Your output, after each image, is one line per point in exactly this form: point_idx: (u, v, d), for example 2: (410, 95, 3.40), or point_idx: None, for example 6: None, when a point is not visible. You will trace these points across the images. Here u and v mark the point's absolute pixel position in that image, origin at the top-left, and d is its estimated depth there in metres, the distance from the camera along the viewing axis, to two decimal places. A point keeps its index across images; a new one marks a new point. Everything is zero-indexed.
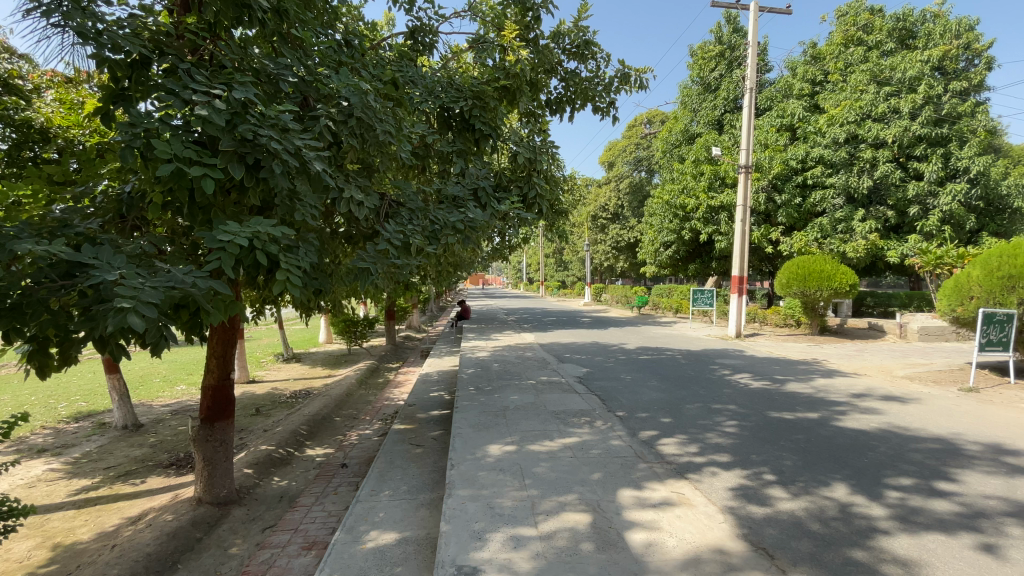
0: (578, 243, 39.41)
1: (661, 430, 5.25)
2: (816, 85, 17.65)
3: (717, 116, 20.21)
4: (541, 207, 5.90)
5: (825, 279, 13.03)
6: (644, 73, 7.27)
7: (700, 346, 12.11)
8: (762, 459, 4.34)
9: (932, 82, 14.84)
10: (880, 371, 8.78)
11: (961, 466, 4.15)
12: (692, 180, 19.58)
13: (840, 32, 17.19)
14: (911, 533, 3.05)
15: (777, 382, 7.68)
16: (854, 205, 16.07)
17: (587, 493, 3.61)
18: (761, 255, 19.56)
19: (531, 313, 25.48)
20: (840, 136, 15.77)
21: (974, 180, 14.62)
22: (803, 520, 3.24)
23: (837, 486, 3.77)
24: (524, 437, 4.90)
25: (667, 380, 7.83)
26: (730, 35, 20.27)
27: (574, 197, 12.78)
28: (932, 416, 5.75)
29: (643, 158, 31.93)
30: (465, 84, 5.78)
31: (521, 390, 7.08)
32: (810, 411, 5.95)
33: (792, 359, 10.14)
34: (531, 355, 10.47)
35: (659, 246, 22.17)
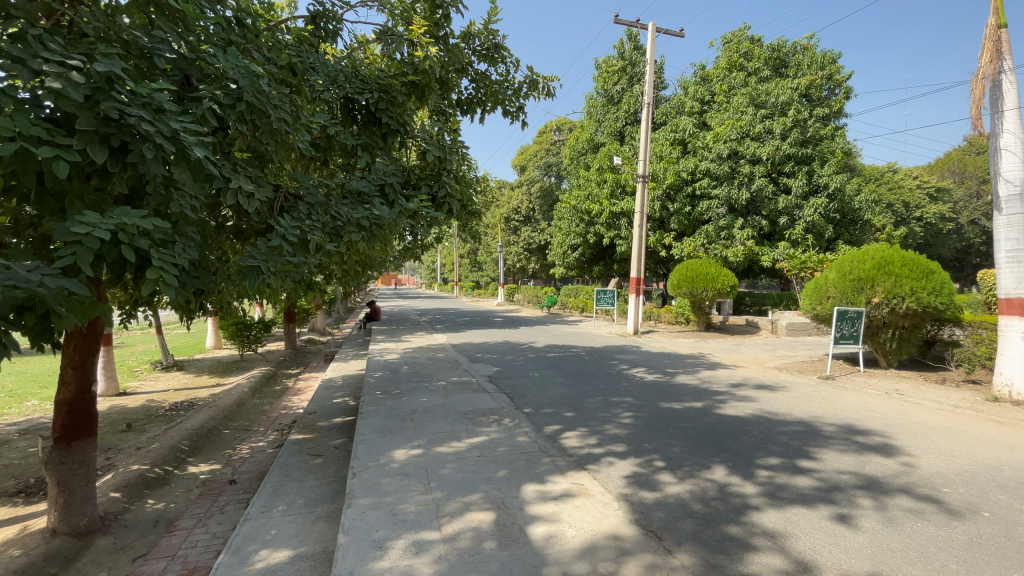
0: (491, 244, 39.83)
1: (565, 424, 5.44)
2: (705, 104, 19.38)
3: (618, 127, 21.48)
4: (451, 206, 5.84)
5: (710, 281, 14.35)
6: (551, 81, 7.51)
7: (602, 343, 12.76)
8: (654, 447, 4.66)
9: (799, 108, 16.89)
10: (755, 363, 9.85)
11: (819, 446, 4.76)
12: (596, 187, 20.61)
13: (725, 57, 18.95)
14: (778, 507, 3.44)
15: (669, 375, 8.31)
16: (736, 215, 17.88)
17: (492, 491, 3.63)
18: (657, 258, 21.08)
19: (442, 313, 25.32)
20: (723, 152, 17.51)
21: (831, 196, 16.90)
22: (687, 502, 3.52)
23: (717, 468, 4.15)
24: (431, 440, 4.83)
25: (572, 376, 8.17)
26: (631, 51, 21.53)
27: (487, 198, 12.87)
28: (796, 402, 6.56)
29: (553, 163, 33.01)
30: (371, 76, 5.59)
31: (430, 392, 6.97)
32: (696, 401, 6.52)
33: (682, 354, 11.05)
34: (442, 356, 10.38)
35: (567, 248, 23.10)
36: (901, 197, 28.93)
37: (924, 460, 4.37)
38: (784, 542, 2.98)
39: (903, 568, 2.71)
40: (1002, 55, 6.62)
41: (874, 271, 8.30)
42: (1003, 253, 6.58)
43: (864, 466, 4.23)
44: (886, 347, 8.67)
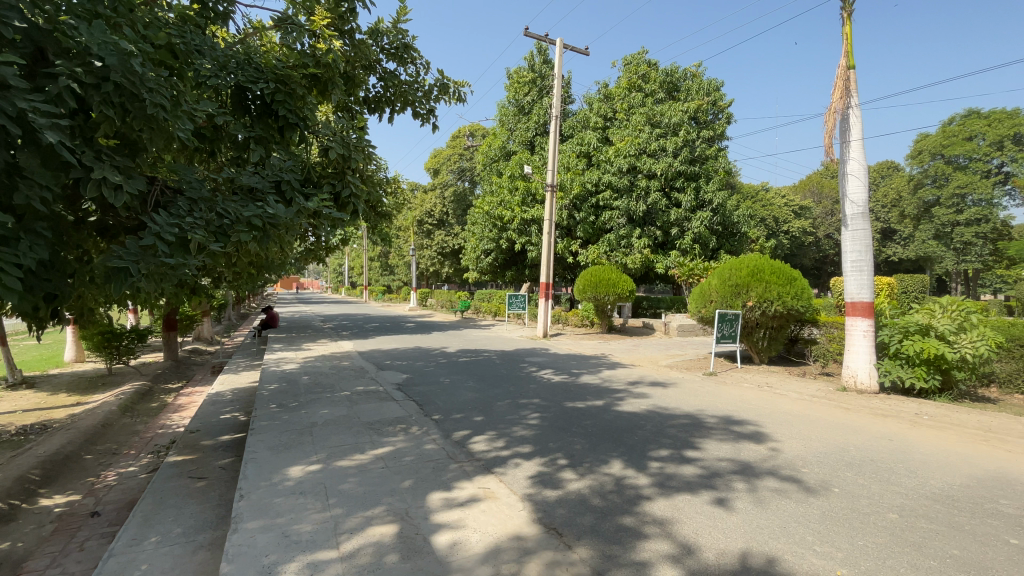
0: (403, 247, 38.97)
1: (473, 429, 5.44)
2: (607, 120, 20.61)
3: (529, 137, 22.10)
4: (356, 207, 5.60)
5: (612, 286, 15.22)
6: (462, 87, 7.54)
7: (512, 346, 13.01)
8: (557, 446, 4.82)
9: (689, 129, 18.46)
10: (651, 362, 10.61)
11: (703, 436, 5.24)
12: (507, 194, 21.00)
13: (625, 78, 20.28)
14: (667, 496, 3.71)
15: (574, 376, 8.66)
16: (634, 225, 19.19)
17: (396, 503, 3.53)
18: (565, 264, 22.00)
19: (349, 319, 24.25)
20: (623, 166, 18.73)
21: (714, 210, 18.72)
22: (587, 497, 3.68)
23: (614, 462, 4.40)
24: (332, 454, 4.59)
25: (481, 380, 8.20)
26: (540, 65, 22.30)
27: (398, 199, 12.59)
28: (685, 397, 7.15)
29: (466, 168, 33.09)
30: (267, 65, 5.21)
31: (332, 403, 6.61)
32: (598, 399, 6.86)
33: (586, 355, 11.60)
34: (347, 364, 9.94)
35: (479, 253, 23.28)
36: (773, 212, 32.82)
37: (788, 445, 4.98)
38: (671, 528, 3.23)
39: (769, 542, 3.06)
40: (850, 92, 7.78)
41: (749, 277, 9.31)
42: (849, 263, 7.68)
43: (740, 453, 4.72)
44: (759, 345, 9.77)
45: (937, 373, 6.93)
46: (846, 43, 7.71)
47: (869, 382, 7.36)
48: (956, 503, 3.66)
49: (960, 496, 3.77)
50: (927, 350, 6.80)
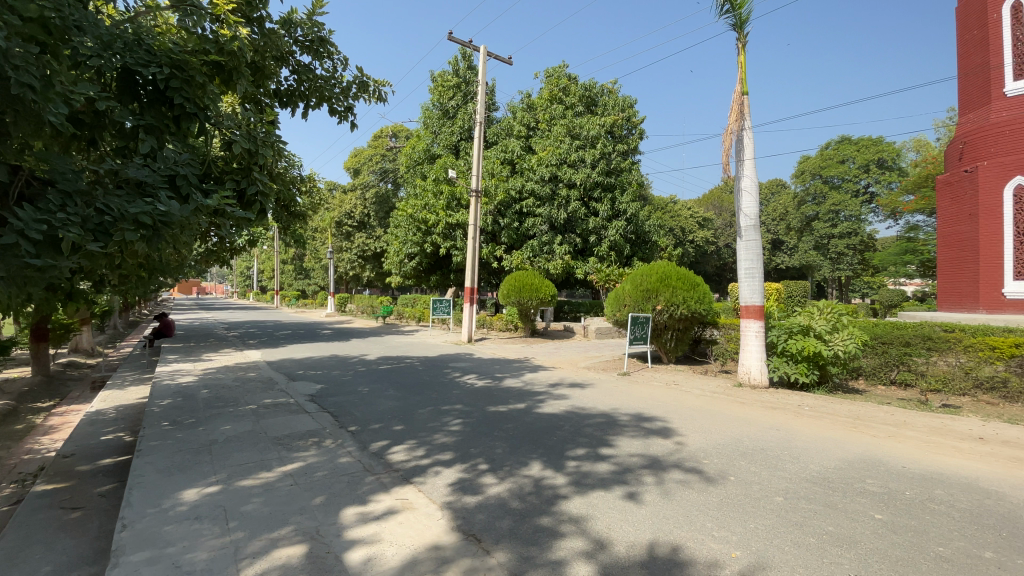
0: (321, 250, 37.11)
1: (392, 439, 5.28)
2: (530, 130, 21.11)
3: (453, 141, 22.02)
4: (264, 206, 5.24)
5: (535, 291, 15.55)
6: (383, 86, 7.36)
7: (436, 352, 12.82)
8: (479, 451, 4.82)
9: (605, 143, 19.37)
10: (570, 364, 10.97)
11: (617, 434, 5.49)
12: (431, 198, 20.77)
13: (547, 89, 20.88)
14: (582, 494, 3.85)
15: (497, 380, 8.71)
16: (556, 231, 19.78)
17: (306, 521, 3.34)
18: (489, 269, 22.15)
19: (258, 326, 22.58)
20: (545, 175, 19.25)
21: (629, 220, 19.79)
22: (506, 501, 3.71)
23: (533, 464, 4.48)
24: (234, 473, 4.25)
25: (401, 388, 8.00)
26: (464, 70, 22.31)
27: (314, 199, 12.01)
28: (603, 397, 7.46)
29: (388, 170, 32.21)
30: (160, 47, 4.71)
31: (235, 418, 6.11)
32: (519, 402, 6.95)
33: (509, 359, 11.72)
34: (255, 375, 9.25)
35: (403, 257, 22.78)
36: (681, 222, 35.26)
37: (692, 438, 5.37)
38: (586, 525, 3.35)
39: (673, 531, 3.27)
40: (744, 116, 8.60)
41: (658, 283, 9.95)
42: (743, 270, 8.46)
43: (649, 448, 5.01)
44: (667, 345, 10.42)
45: (815, 368, 7.84)
46: (740, 71, 8.51)
47: (760, 377, 8.15)
48: (831, 484, 4.15)
49: (834, 478, 4.28)
50: (806, 348, 7.72)
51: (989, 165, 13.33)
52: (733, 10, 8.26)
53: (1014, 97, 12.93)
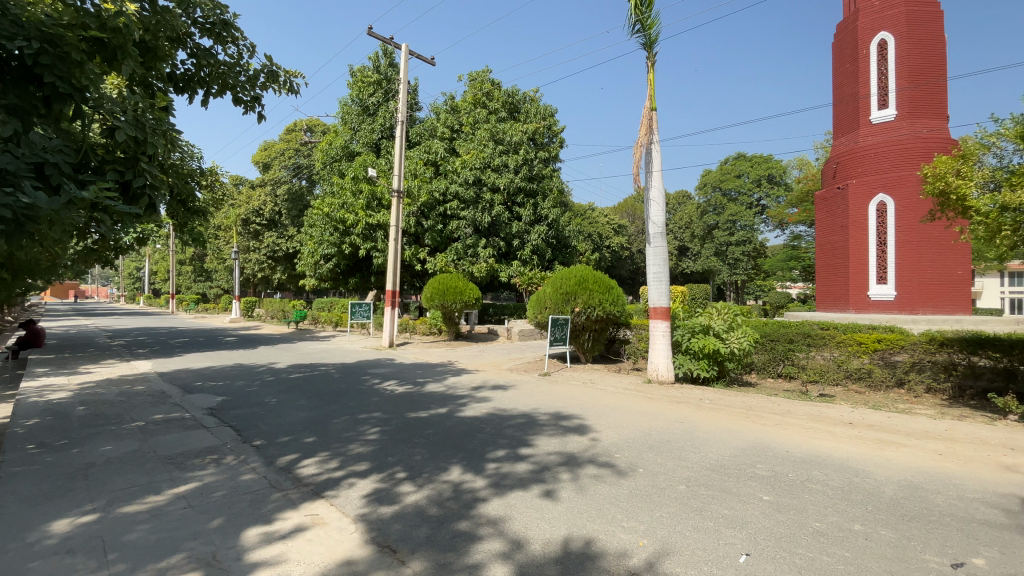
0: (225, 249, 34.29)
1: (303, 451, 4.99)
2: (453, 132, 21.02)
3: (374, 139, 21.33)
4: (153, 200, 4.73)
5: (458, 294, 15.46)
6: (296, 77, 6.96)
7: (354, 358, 12.31)
8: (396, 459, 4.69)
9: (528, 149, 19.79)
10: (493, 366, 11.02)
11: (536, 433, 5.61)
12: (350, 197, 19.98)
13: (471, 93, 20.92)
14: (501, 495, 3.88)
15: (419, 385, 8.55)
16: (480, 235, 19.84)
17: (201, 546, 3.07)
18: (412, 272, 21.72)
19: (149, 334, 20.35)
20: (469, 178, 19.25)
21: (550, 225, 20.36)
22: (423, 508, 3.65)
23: (453, 468, 4.45)
24: (116, 499, 3.79)
25: (315, 397, 7.58)
26: (386, 67, 21.76)
27: (218, 193, 11.09)
28: (524, 398, 7.57)
29: (302, 165, 30.48)
30: (29, 17, 4.08)
31: (119, 437, 5.45)
32: (440, 407, 6.87)
33: (432, 363, 11.55)
34: (145, 389, 8.31)
35: (319, 258, 21.68)
36: (599, 228, 36.83)
37: (605, 434, 5.63)
38: (503, 526, 3.38)
39: (587, 525, 3.40)
40: (653, 131, 9.18)
41: (576, 286, 10.32)
42: (652, 274, 9.01)
43: (566, 446, 5.17)
44: (585, 345, 10.83)
45: (715, 364, 8.55)
46: (649, 88, 9.09)
47: (667, 373, 8.72)
48: (727, 470, 4.53)
49: (730, 465, 4.68)
50: (707, 346, 8.41)
51: (857, 183, 15.32)
52: (644, 30, 8.80)
53: (877, 124, 14.98)
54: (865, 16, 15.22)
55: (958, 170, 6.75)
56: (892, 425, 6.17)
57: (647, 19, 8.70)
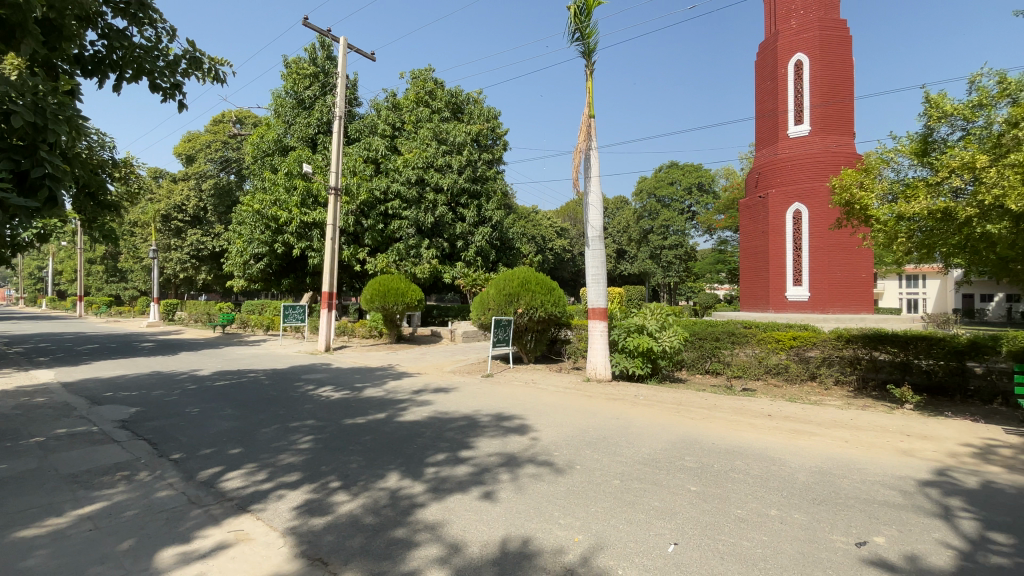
0: (142, 247, 31.65)
1: (228, 464, 4.69)
2: (395, 130, 20.59)
3: (310, 134, 20.45)
4: (55, 193, 4.25)
5: (400, 295, 15.13)
6: (223, 65, 6.56)
7: (287, 363, 11.73)
8: (330, 468, 4.52)
9: (471, 150, 19.74)
10: (435, 369, 10.88)
11: (477, 435, 5.61)
12: (283, 193, 19.03)
13: (413, 91, 20.58)
14: (439, 499, 3.84)
15: (356, 390, 8.28)
16: (422, 235, 19.55)
17: (108, 572, 2.81)
18: (351, 272, 21.04)
19: (50, 340, 18.36)
20: (411, 177, 18.94)
21: (494, 227, 20.39)
22: (358, 517, 3.54)
23: (390, 475, 4.35)
24: (6, 524, 3.39)
25: (243, 405, 7.15)
26: (323, 60, 20.96)
27: (135, 186, 10.22)
28: (465, 400, 7.54)
29: (231, 159, 28.69)
30: None
31: (12, 455, 4.89)
32: (379, 412, 6.69)
33: (371, 367, 11.22)
34: (44, 401, 7.49)
35: (248, 258, 20.49)
36: (542, 231, 37.40)
37: (545, 433, 5.72)
38: (441, 530, 3.35)
39: (525, 525, 3.45)
40: (591, 137, 9.45)
41: (519, 287, 10.42)
42: (590, 275, 9.26)
43: (507, 446, 5.21)
44: (528, 346, 10.96)
45: (649, 362, 8.94)
46: (588, 96, 9.34)
47: (605, 372, 9.01)
48: (658, 463, 4.75)
49: (661, 458, 4.90)
50: (641, 345, 8.77)
51: (777, 192, 16.50)
52: (583, 38, 9.04)
53: (794, 138, 16.24)
54: (784, 37, 16.42)
55: (861, 183, 7.45)
56: (805, 416, 6.72)
57: (587, 28, 8.95)
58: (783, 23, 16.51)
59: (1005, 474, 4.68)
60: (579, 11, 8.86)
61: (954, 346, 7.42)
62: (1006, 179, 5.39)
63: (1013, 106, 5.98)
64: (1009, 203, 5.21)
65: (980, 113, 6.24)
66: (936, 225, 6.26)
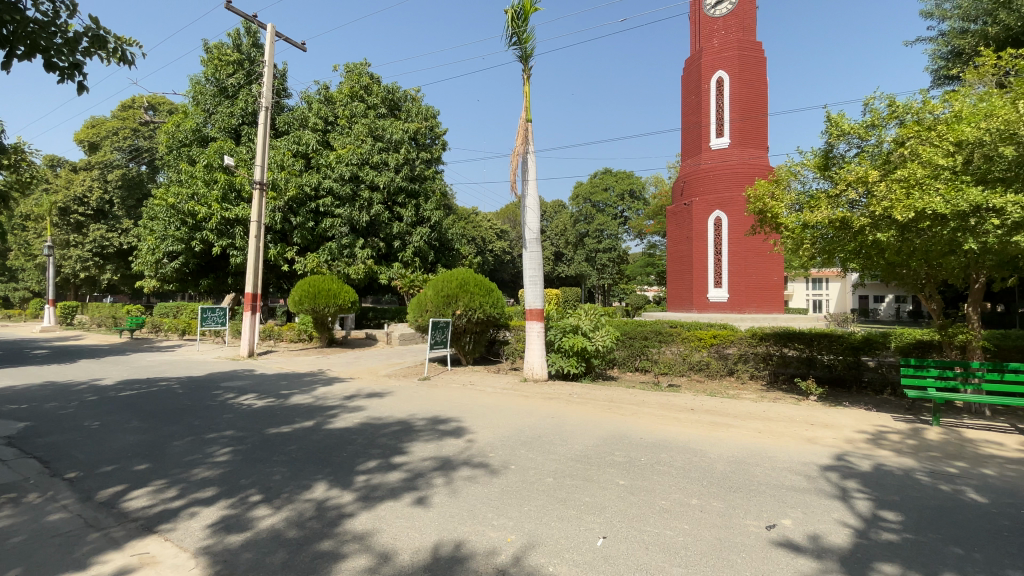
0: (33, 243, 28.27)
1: (132, 481, 4.29)
2: (328, 125, 19.79)
3: (233, 124, 19.18)
4: None
5: (332, 297, 14.52)
6: (130, 46, 5.98)
7: (205, 370, 10.90)
8: (251, 481, 4.25)
9: (409, 148, 19.36)
10: (369, 373, 10.53)
11: (411, 440, 5.49)
12: (201, 187, 17.70)
13: (347, 85, 19.87)
14: (369, 508, 3.72)
15: (282, 397, 7.84)
16: (357, 234, 18.95)
17: None
18: (279, 273, 19.96)
19: None
20: (344, 174, 18.32)
21: (432, 227, 20.05)
22: (281, 531, 3.35)
23: (317, 485, 4.16)
24: None
25: (151, 417, 6.55)
26: (248, 47, 19.76)
27: (25, 174, 9.09)
28: (399, 404, 7.36)
29: (142, 148, 26.36)
30: None
31: None
32: (306, 420, 6.37)
33: (299, 372, 10.67)
34: None
35: (161, 256, 18.87)
36: (481, 232, 37.37)
37: (481, 434, 5.71)
38: (370, 540, 3.24)
39: (458, 528, 3.41)
40: (528, 141, 9.57)
41: (457, 288, 10.33)
42: (528, 277, 9.36)
43: (441, 450, 5.14)
44: (466, 348, 10.92)
45: (583, 361, 9.17)
46: (525, 100, 9.45)
47: (541, 372, 9.14)
48: (589, 459, 4.88)
49: (592, 454, 5.03)
50: (576, 344, 8.99)
51: (700, 201, 17.54)
52: (520, 43, 9.14)
53: (715, 150, 17.34)
54: (707, 54, 17.50)
55: (772, 193, 8.09)
56: (724, 409, 7.17)
57: (523, 33, 9.06)
58: (706, 42, 17.59)
59: (892, 457, 5.24)
60: (516, 15, 8.97)
61: (851, 343, 8.24)
62: (892, 193, 6.06)
63: (899, 128, 6.75)
64: (896, 214, 5.86)
65: (872, 132, 6.97)
66: (836, 233, 6.90)
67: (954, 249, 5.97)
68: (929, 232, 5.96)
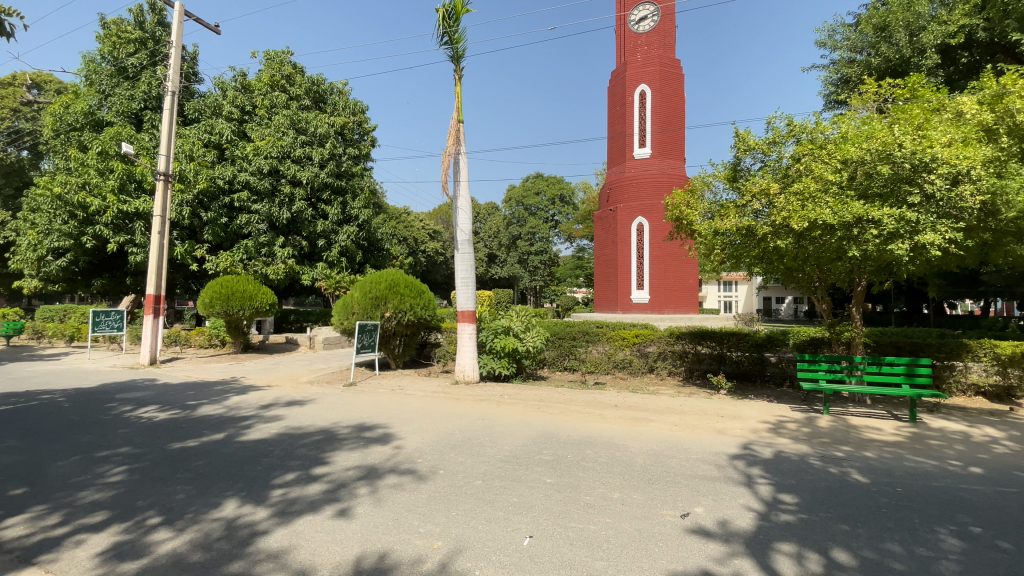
0: None
1: (2, 509, 3.76)
2: (244, 114, 18.55)
3: (134, 109, 17.44)
4: None
5: (248, 298, 13.59)
6: (8, 16, 5.24)
7: (96, 381, 9.77)
8: (149, 502, 3.87)
9: (335, 143, 18.58)
10: (289, 380, 9.95)
11: (333, 449, 5.26)
12: (94, 176, 15.92)
13: (267, 73, 18.72)
14: (286, 524, 3.51)
15: (189, 409, 7.21)
16: (277, 232, 17.92)
17: None
18: (187, 272, 18.37)
19: None
20: (263, 167, 17.28)
21: (360, 226, 19.32)
22: (183, 555, 3.08)
23: (228, 502, 3.87)
24: None
25: (28, 435, 5.76)
26: (152, 24, 18.05)
27: None
28: (322, 412, 7.02)
29: (22, 130, 23.26)
30: None
31: None
32: (216, 433, 5.90)
33: (209, 381, 9.86)
34: None
35: (43, 253, 16.72)
36: (412, 232, 36.70)
37: (409, 440, 5.59)
38: (286, 558, 3.06)
39: (381, 539, 3.31)
40: (460, 142, 9.52)
41: (386, 290, 10.03)
42: (459, 278, 9.28)
43: (366, 458, 4.98)
44: (395, 351, 10.65)
45: (514, 362, 9.26)
46: (456, 100, 9.40)
47: (473, 374, 9.12)
48: (517, 459, 4.93)
49: (520, 454, 5.09)
50: (507, 345, 9.07)
51: (623, 207, 18.35)
52: (451, 43, 9.08)
53: (638, 159, 18.22)
54: (631, 68, 18.36)
55: (688, 202, 8.64)
56: (645, 405, 7.53)
57: (455, 33, 9.01)
58: (630, 55, 18.44)
59: (791, 444, 5.76)
60: (448, 14, 8.88)
61: (755, 340, 8.99)
62: (790, 204, 6.67)
63: (795, 145, 7.43)
64: (793, 223, 6.48)
65: (773, 148, 7.63)
66: (743, 240, 7.51)
67: (840, 255, 6.68)
68: (820, 240, 6.64)
